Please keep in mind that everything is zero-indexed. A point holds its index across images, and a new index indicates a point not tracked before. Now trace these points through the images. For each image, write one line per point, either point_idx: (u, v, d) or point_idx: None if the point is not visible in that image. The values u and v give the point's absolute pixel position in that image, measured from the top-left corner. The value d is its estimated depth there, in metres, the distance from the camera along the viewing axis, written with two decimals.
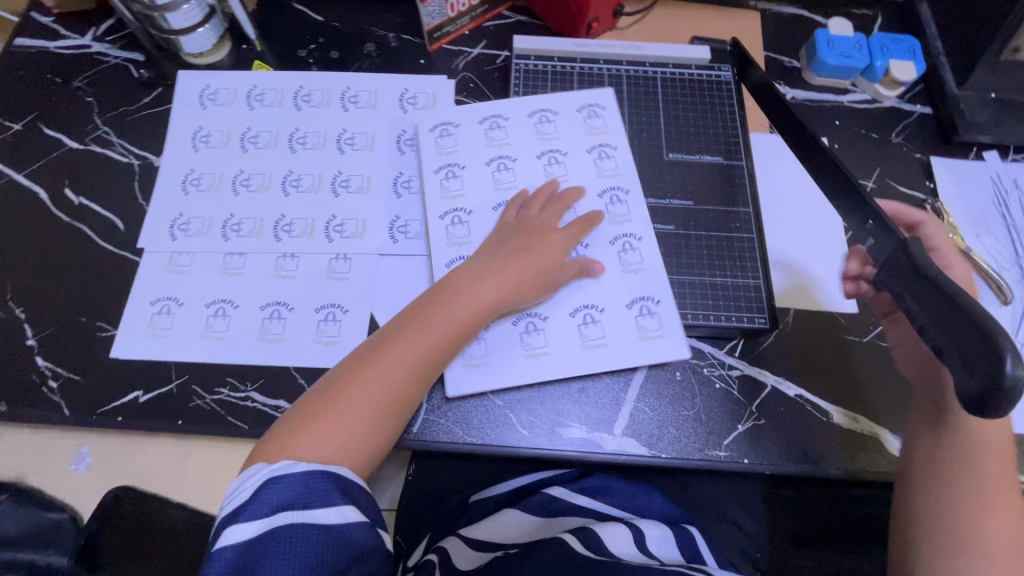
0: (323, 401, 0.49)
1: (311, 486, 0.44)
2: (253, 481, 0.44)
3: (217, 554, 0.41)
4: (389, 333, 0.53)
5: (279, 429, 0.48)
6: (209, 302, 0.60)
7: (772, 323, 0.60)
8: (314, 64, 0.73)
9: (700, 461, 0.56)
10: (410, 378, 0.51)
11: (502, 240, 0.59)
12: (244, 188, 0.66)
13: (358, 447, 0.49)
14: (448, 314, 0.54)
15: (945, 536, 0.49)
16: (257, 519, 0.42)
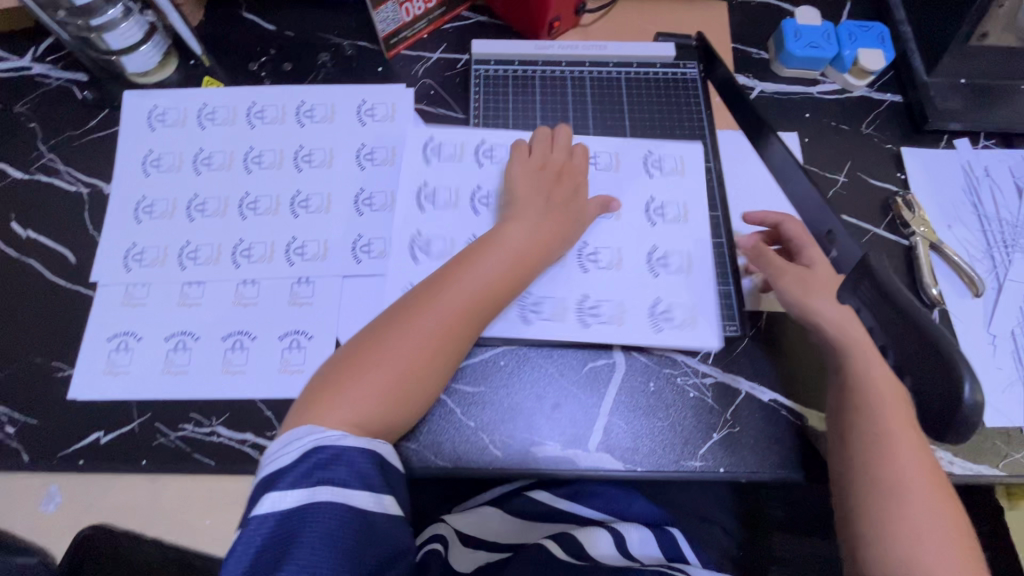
0: (365, 354, 0.50)
1: (351, 462, 0.46)
2: (300, 443, 0.46)
3: (255, 518, 0.43)
4: (427, 287, 0.54)
5: (321, 385, 0.50)
6: (168, 335, 0.58)
7: (742, 331, 0.60)
8: (267, 77, 0.70)
9: (677, 473, 0.56)
10: (459, 325, 0.52)
11: (536, 187, 0.60)
12: (200, 213, 0.63)
13: (408, 394, 0.50)
14: (488, 264, 0.55)
15: (866, 495, 0.47)
16: (297, 488, 0.44)
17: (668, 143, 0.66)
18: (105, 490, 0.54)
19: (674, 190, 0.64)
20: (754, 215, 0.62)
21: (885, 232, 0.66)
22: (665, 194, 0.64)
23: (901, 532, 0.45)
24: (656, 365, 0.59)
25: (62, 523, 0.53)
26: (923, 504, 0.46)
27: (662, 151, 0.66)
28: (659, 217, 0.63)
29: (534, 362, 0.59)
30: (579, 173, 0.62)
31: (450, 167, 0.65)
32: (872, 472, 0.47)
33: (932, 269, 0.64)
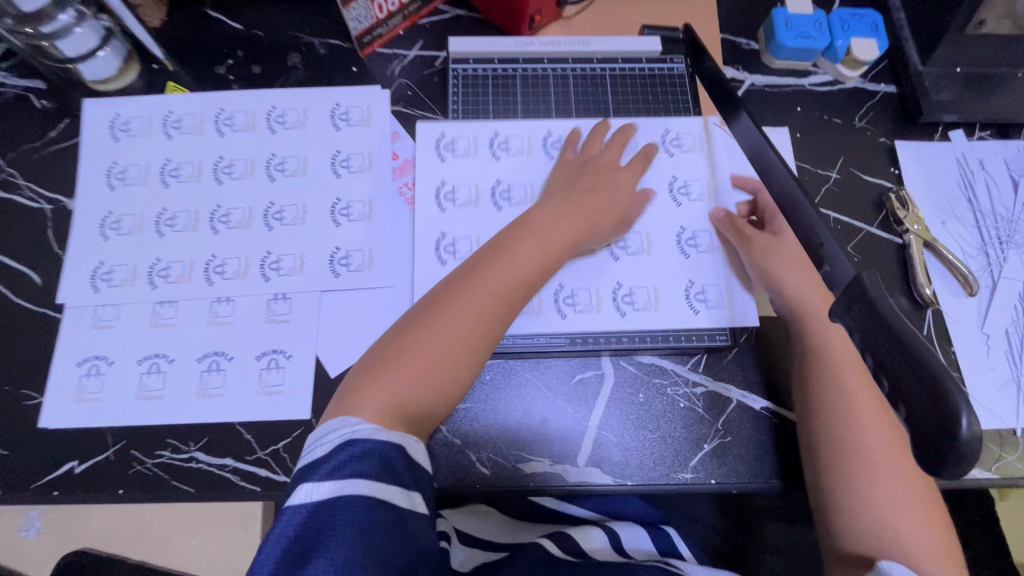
0: (401, 344, 0.50)
1: (383, 456, 0.43)
2: (335, 435, 0.45)
3: (290, 508, 0.41)
4: (462, 274, 0.53)
5: (358, 378, 0.49)
6: (140, 358, 0.56)
7: (732, 340, 0.58)
8: (235, 81, 0.67)
9: (667, 485, 0.55)
10: (494, 309, 0.51)
11: (573, 180, 0.60)
12: (169, 229, 0.61)
13: (443, 383, 0.49)
14: (523, 247, 0.54)
15: (850, 458, 0.51)
16: (329, 480, 0.42)
17: (679, 120, 0.66)
18: (86, 517, 0.67)
19: (693, 168, 0.64)
20: (739, 180, 0.64)
21: (878, 230, 0.65)
22: (687, 173, 0.64)
23: (866, 484, 0.50)
24: (646, 375, 0.58)
25: (43, 547, 0.66)
26: (881, 456, 0.51)
27: (678, 130, 0.65)
28: (686, 198, 0.63)
29: (522, 376, 0.58)
30: (614, 163, 0.62)
31: (465, 164, 0.64)
32: (837, 433, 0.52)
33: (926, 267, 0.62)
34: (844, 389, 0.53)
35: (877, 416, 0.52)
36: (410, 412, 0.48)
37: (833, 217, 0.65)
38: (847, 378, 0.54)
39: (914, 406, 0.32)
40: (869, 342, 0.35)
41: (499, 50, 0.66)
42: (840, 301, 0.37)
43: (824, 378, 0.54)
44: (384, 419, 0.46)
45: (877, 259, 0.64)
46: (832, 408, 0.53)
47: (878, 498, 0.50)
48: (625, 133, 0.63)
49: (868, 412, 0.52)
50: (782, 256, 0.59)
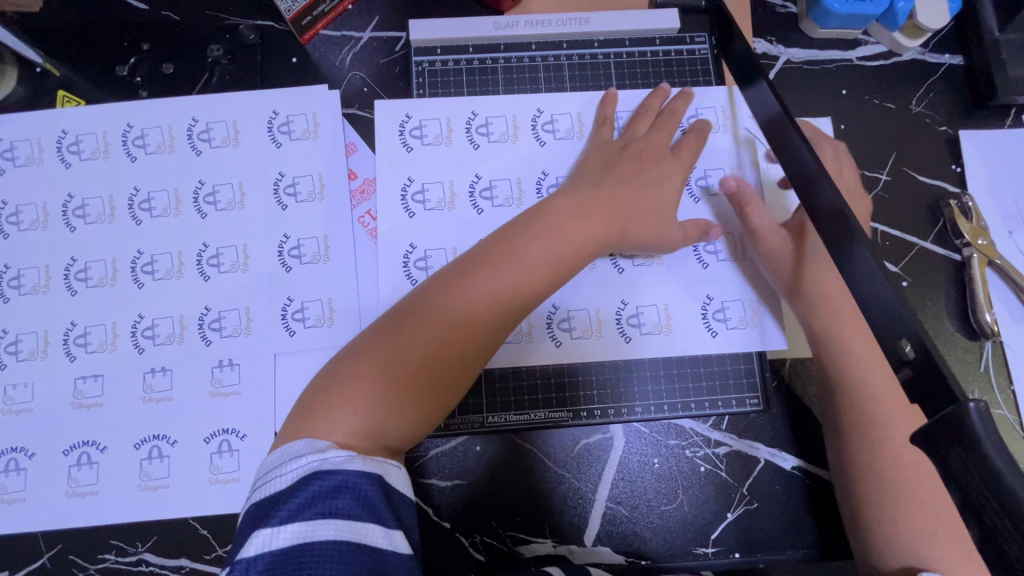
0: (383, 347, 0.39)
1: (359, 490, 0.34)
2: (296, 466, 0.34)
3: (238, 566, 0.31)
4: (461, 267, 0.43)
5: (324, 388, 0.39)
6: (67, 447, 0.48)
7: (765, 404, 0.50)
8: (143, 86, 0.53)
9: (685, 562, 0.48)
10: (498, 314, 0.41)
11: (610, 163, 0.48)
12: (82, 283, 0.50)
13: (430, 405, 0.40)
14: (542, 238, 0.43)
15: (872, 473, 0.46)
16: (288, 524, 0.32)
17: (701, 92, 0.53)
18: None
19: (717, 152, 0.52)
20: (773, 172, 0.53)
21: (933, 245, 0.55)
22: (706, 160, 0.52)
23: (906, 526, 0.43)
24: (660, 436, 0.50)
25: None
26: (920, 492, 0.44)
27: (697, 104, 0.53)
28: (704, 192, 0.51)
29: (519, 443, 0.50)
30: (661, 146, 0.49)
31: (436, 155, 0.51)
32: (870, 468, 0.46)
33: (987, 289, 0.53)
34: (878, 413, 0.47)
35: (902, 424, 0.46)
36: (388, 436, 0.38)
37: (882, 231, 0.55)
38: (867, 382, 0.48)
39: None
40: (974, 504, 0.26)
41: (477, 31, 0.52)
42: (929, 434, 0.29)
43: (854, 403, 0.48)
44: (356, 442, 0.37)
45: (930, 281, 0.54)
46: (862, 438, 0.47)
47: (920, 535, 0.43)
48: (675, 110, 0.51)
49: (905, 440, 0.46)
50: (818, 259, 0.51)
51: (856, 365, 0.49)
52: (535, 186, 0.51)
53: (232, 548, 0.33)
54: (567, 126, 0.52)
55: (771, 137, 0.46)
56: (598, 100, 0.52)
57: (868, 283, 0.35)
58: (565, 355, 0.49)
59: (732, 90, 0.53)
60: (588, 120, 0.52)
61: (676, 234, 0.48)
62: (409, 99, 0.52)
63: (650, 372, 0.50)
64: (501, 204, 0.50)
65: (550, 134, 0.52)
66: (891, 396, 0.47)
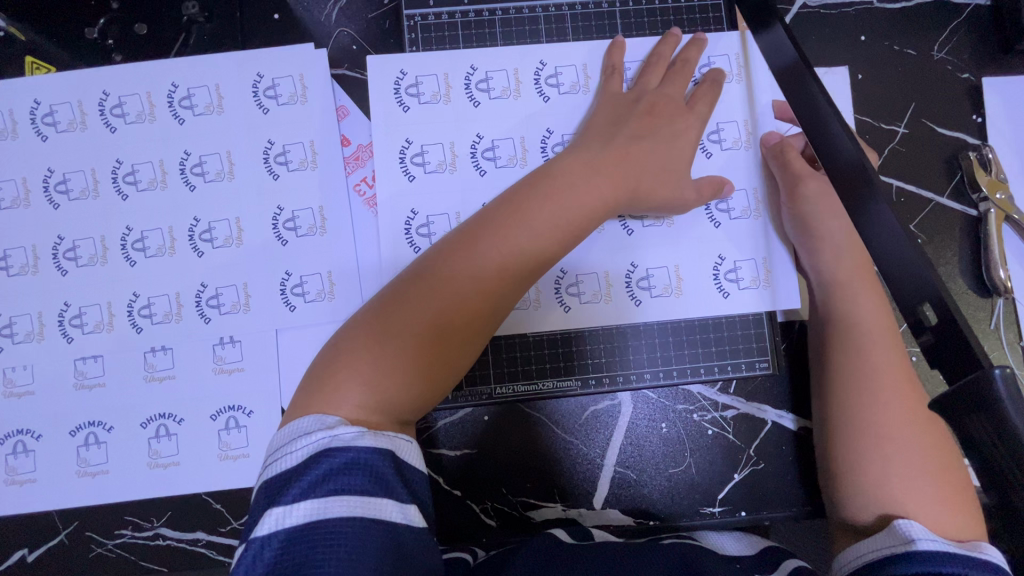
0: (386, 320, 0.38)
1: (372, 466, 0.33)
2: (307, 443, 0.34)
3: (255, 543, 0.32)
4: (464, 235, 0.41)
5: (330, 362, 0.38)
6: (74, 429, 0.47)
7: (775, 367, 0.49)
8: (116, 49, 0.50)
9: (692, 522, 0.49)
10: (503, 282, 0.40)
11: (619, 121, 0.45)
12: (72, 262, 0.48)
13: (438, 377, 0.39)
14: (549, 203, 0.41)
15: (856, 425, 0.43)
16: (302, 502, 0.32)
17: (713, 39, 0.49)
18: None
19: (731, 105, 0.49)
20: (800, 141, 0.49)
21: (949, 201, 0.53)
22: (719, 113, 0.49)
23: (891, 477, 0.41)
24: (668, 401, 0.50)
25: None
26: (902, 441, 0.41)
27: (710, 53, 0.49)
28: (717, 147, 0.49)
29: (525, 411, 0.50)
30: (673, 100, 0.46)
31: (433, 113, 0.48)
32: (850, 420, 0.43)
33: (1003, 245, 0.52)
34: (866, 363, 0.44)
35: (896, 374, 0.43)
36: (396, 410, 0.37)
37: (897, 186, 0.53)
38: (863, 332, 0.45)
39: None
40: (995, 473, 0.26)
41: None
42: (948, 400, 0.28)
43: (841, 353, 0.45)
44: (366, 416, 0.36)
45: (945, 236, 0.53)
46: (847, 384, 0.44)
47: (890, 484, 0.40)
48: (687, 60, 0.48)
49: (893, 386, 0.43)
50: (823, 202, 0.47)
51: (842, 315, 0.46)
52: (540, 146, 0.48)
53: (247, 524, 0.34)
54: (572, 79, 0.49)
55: (787, 88, 0.43)
56: (603, 51, 0.49)
57: (886, 244, 0.34)
58: (573, 320, 0.48)
59: (748, 36, 0.49)
60: (594, 73, 0.49)
61: (686, 195, 0.46)
62: (403, 54, 0.49)
63: (658, 338, 0.49)
64: (505, 165, 0.48)
65: (554, 88, 0.49)
66: (889, 347, 0.44)
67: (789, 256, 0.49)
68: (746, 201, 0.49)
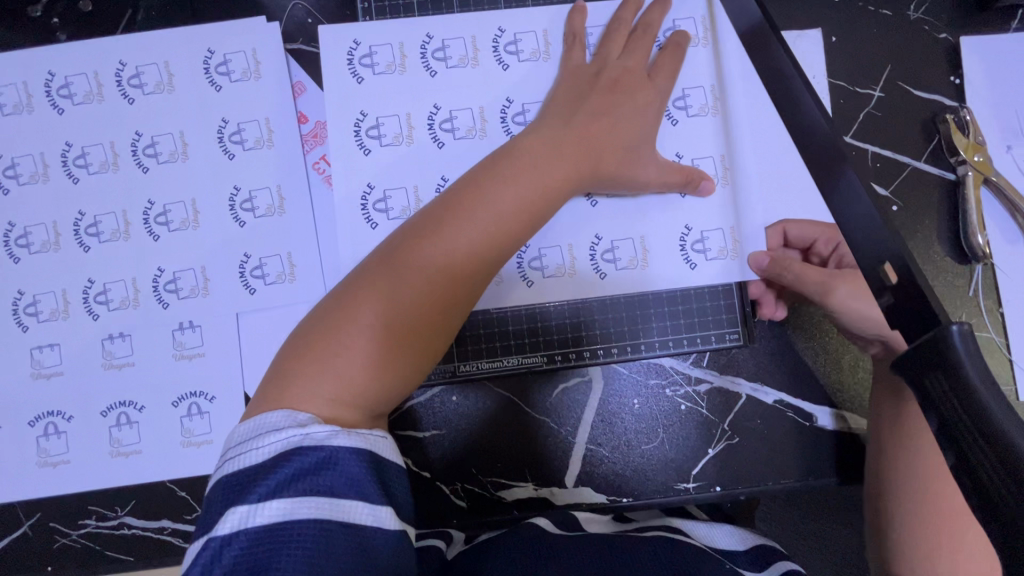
0: (355, 307, 0.36)
1: (345, 467, 0.31)
2: (274, 441, 0.31)
3: (212, 544, 0.29)
4: (430, 217, 0.39)
5: (294, 357, 0.35)
6: (32, 419, 0.46)
7: (745, 339, 0.48)
8: (61, 27, 0.48)
9: (665, 498, 0.48)
10: (477, 261, 0.38)
11: (580, 94, 0.44)
12: (24, 249, 0.47)
13: (417, 364, 0.37)
14: (518, 180, 0.40)
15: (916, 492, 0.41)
16: (269, 501, 0.30)
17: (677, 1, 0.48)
18: None
19: (696, 69, 0.48)
20: (795, 227, 0.47)
21: (927, 165, 0.51)
22: (685, 77, 0.47)
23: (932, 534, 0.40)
24: (640, 377, 0.49)
25: None
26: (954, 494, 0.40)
27: (674, 15, 0.48)
28: (683, 113, 0.47)
29: (493, 389, 0.49)
30: (635, 70, 0.45)
31: (390, 86, 0.47)
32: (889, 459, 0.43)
33: (981, 210, 0.50)
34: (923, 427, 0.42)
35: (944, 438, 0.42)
36: (372, 402, 0.35)
37: (872, 152, 0.51)
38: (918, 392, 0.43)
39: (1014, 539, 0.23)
40: (951, 430, 0.25)
41: None
42: (907, 359, 0.27)
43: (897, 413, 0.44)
44: (341, 411, 0.34)
45: (922, 202, 0.51)
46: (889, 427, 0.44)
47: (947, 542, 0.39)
48: (649, 23, 0.46)
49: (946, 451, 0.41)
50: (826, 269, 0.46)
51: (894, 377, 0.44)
52: (500, 116, 0.47)
53: (201, 520, 0.31)
54: (531, 46, 0.47)
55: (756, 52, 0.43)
56: (564, 16, 0.47)
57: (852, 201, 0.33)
58: (538, 295, 0.47)
59: None
60: (555, 39, 0.47)
61: (650, 167, 0.45)
62: (357, 24, 0.47)
63: (625, 312, 0.48)
64: (463, 136, 0.47)
65: (513, 56, 0.47)
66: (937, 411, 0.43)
67: (760, 225, 0.47)
68: (773, 300, 0.48)
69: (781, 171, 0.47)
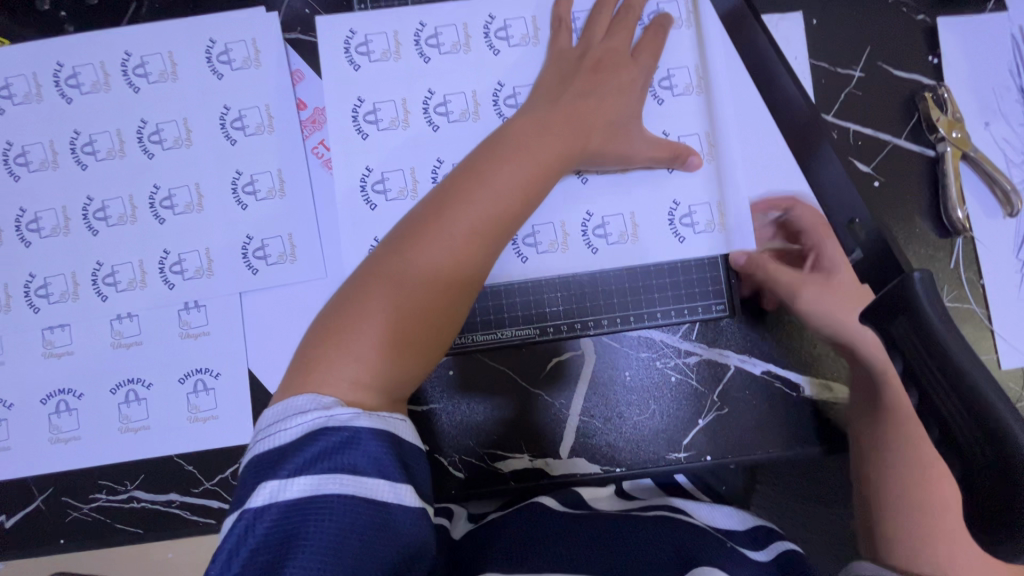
0: (369, 295, 0.37)
1: (367, 446, 0.32)
2: (301, 422, 0.32)
3: (244, 517, 0.30)
4: (432, 203, 0.41)
5: (313, 349, 0.36)
6: (44, 396, 0.48)
7: (731, 309, 0.49)
8: (68, 20, 0.50)
9: (658, 468, 0.49)
10: (483, 240, 0.39)
11: (567, 78, 0.46)
12: (35, 234, 0.49)
13: (433, 343, 0.38)
14: (516, 162, 0.41)
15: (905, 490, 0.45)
16: (298, 477, 0.30)
17: None
18: None
19: (680, 51, 0.49)
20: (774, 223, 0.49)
21: (908, 142, 0.53)
22: (670, 59, 0.49)
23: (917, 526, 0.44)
24: (632, 351, 0.50)
25: None
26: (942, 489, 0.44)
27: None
28: (668, 93, 0.49)
29: (489, 364, 0.50)
30: (618, 53, 0.47)
31: (384, 71, 0.49)
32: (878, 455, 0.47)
33: (961, 185, 0.52)
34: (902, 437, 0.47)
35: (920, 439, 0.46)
36: (392, 384, 0.36)
37: (854, 130, 0.53)
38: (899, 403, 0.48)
39: (972, 467, 0.25)
40: (915, 373, 0.27)
41: None
42: (877, 310, 0.29)
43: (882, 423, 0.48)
44: (363, 394, 0.34)
45: (904, 179, 0.53)
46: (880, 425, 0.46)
47: (932, 531, 0.43)
48: (632, 8, 0.48)
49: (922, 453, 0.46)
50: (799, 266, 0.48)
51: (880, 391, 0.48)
52: (492, 99, 0.49)
53: (235, 495, 0.32)
54: (521, 31, 0.49)
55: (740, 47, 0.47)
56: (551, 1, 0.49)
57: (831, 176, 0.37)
58: (531, 271, 0.49)
59: None
60: (543, 24, 0.49)
61: (637, 146, 0.46)
62: (353, 13, 0.49)
63: (615, 287, 0.49)
64: (457, 119, 0.48)
65: (503, 41, 0.49)
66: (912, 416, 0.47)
67: (743, 201, 0.49)
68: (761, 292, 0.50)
69: (764, 147, 0.49)
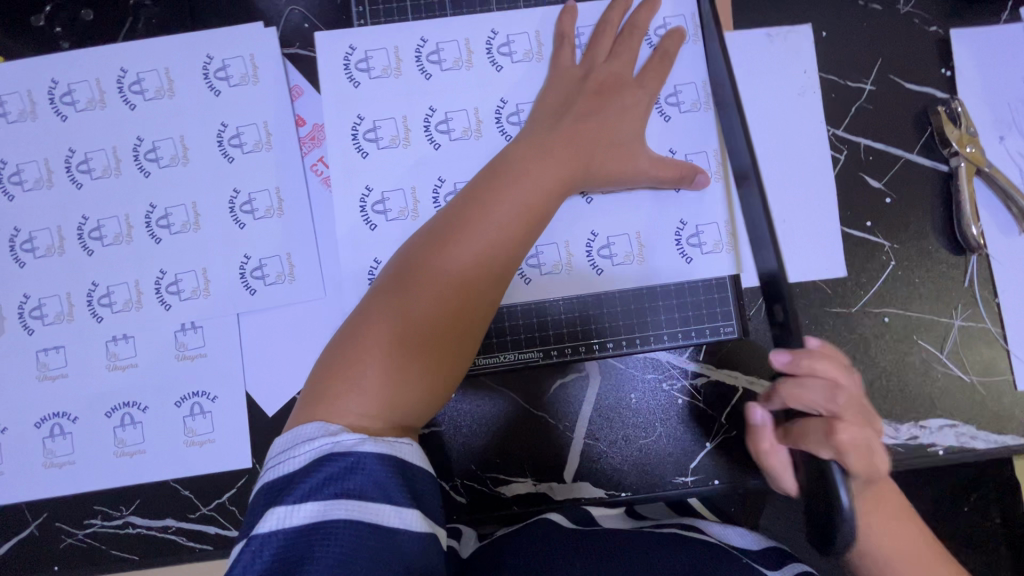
0: (378, 321, 0.36)
1: (372, 472, 0.31)
2: (308, 449, 0.32)
3: (252, 544, 0.30)
4: (439, 224, 0.40)
5: (323, 376, 0.36)
6: (39, 420, 0.47)
7: (740, 331, 0.48)
8: (64, 37, 0.49)
9: (667, 491, 0.48)
10: (491, 261, 0.38)
11: (572, 97, 0.45)
12: (29, 254, 0.48)
13: (443, 369, 0.37)
14: (523, 181, 0.41)
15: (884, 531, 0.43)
16: (304, 502, 0.30)
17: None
18: None
19: (687, 66, 0.48)
20: None
21: (920, 157, 0.52)
22: (677, 75, 0.48)
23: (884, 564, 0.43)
24: (638, 371, 0.49)
25: None
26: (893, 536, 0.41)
27: (663, 13, 0.48)
28: (675, 109, 0.48)
29: (493, 386, 0.49)
30: (622, 71, 0.46)
31: (384, 88, 0.48)
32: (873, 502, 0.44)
33: (975, 201, 0.50)
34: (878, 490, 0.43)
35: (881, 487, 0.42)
36: (401, 413, 0.35)
37: (865, 145, 0.52)
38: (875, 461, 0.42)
39: None
40: None
41: None
42: None
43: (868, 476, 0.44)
44: (371, 423, 0.34)
45: (916, 195, 0.51)
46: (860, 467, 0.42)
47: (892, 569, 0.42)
48: (637, 24, 0.47)
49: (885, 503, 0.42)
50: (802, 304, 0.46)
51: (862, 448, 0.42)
52: (494, 116, 0.47)
53: (247, 520, 0.32)
54: (524, 46, 0.48)
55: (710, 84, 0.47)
56: (555, 16, 0.48)
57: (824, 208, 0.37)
58: (534, 292, 0.48)
59: None
60: (547, 39, 0.48)
61: (646, 164, 0.45)
62: (352, 29, 0.48)
63: (621, 307, 0.48)
64: (459, 137, 0.47)
65: (506, 57, 0.48)
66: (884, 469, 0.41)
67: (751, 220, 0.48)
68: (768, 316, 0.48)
69: None
